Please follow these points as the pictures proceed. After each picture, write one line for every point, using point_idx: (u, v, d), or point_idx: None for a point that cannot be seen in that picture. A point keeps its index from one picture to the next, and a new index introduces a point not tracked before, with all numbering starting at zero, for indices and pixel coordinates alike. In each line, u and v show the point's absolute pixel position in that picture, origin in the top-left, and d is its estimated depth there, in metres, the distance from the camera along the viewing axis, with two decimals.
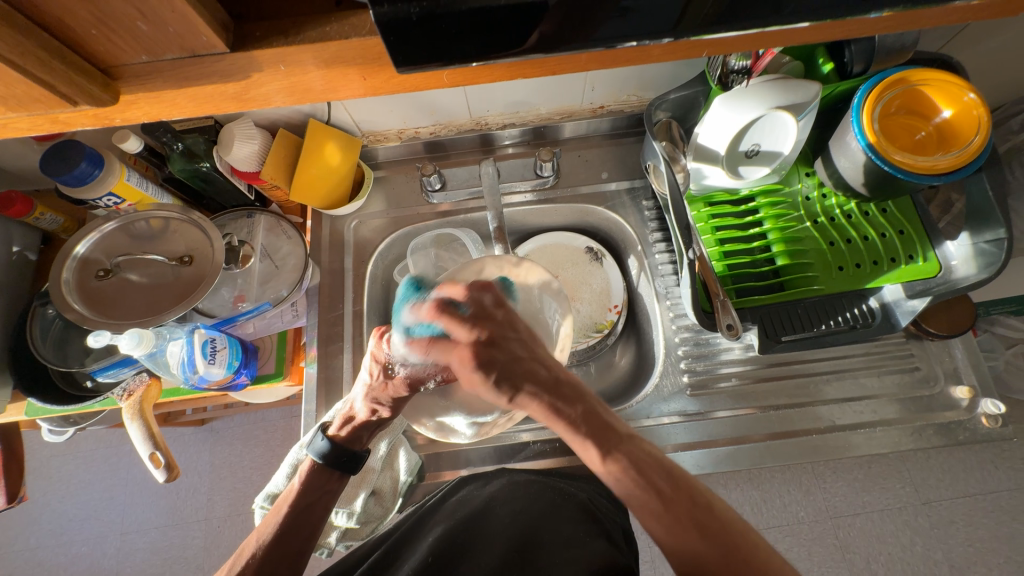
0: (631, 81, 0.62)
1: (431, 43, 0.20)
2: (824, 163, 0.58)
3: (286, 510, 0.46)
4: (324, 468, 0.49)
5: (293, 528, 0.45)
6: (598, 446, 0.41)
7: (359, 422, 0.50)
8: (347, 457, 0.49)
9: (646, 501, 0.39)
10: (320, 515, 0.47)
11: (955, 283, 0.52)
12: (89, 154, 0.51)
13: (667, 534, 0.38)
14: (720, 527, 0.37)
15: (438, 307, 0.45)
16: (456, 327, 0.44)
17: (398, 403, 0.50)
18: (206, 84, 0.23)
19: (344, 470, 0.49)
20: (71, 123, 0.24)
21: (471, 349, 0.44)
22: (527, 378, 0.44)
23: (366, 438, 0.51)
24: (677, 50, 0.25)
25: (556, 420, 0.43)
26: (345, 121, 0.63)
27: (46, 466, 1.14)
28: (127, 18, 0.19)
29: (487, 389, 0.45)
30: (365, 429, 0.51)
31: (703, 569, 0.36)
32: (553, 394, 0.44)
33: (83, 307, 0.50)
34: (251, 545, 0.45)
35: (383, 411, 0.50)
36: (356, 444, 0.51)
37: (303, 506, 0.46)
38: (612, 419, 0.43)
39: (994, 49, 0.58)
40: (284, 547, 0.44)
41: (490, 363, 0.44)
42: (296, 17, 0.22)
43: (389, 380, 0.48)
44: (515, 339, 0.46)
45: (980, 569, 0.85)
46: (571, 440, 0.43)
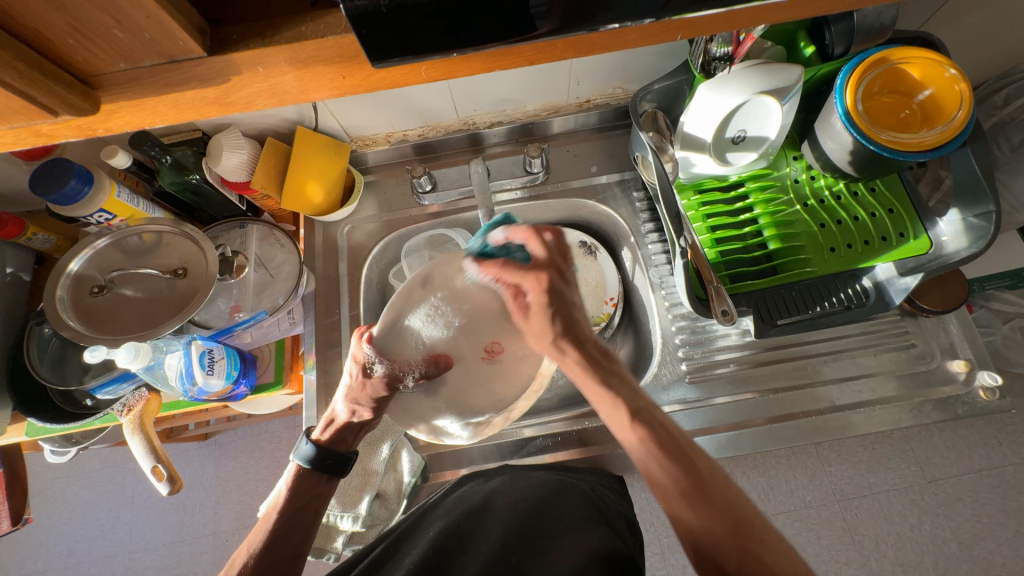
0: (616, 73, 0.62)
1: (405, 36, 0.20)
2: (810, 146, 0.58)
3: (276, 517, 0.46)
4: (310, 472, 0.48)
5: (286, 533, 0.45)
6: (627, 406, 0.43)
7: (342, 424, 0.50)
8: (334, 460, 0.49)
9: (667, 467, 0.40)
10: (311, 517, 0.47)
11: (946, 258, 0.52)
12: (78, 171, 0.51)
13: (682, 500, 0.39)
14: (727, 497, 0.38)
15: (535, 229, 0.46)
16: (540, 246, 0.46)
17: (379, 404, 0.49)
18: (186, 89, 0.23)
19: (333, 472, 0.49)
20: (54, 135, 0.24)
21: (548, 277, 0.45)
22: (578, 328, 0.46)
23: (351, 440, 0.51)
24: (653, 34, 0.26)
25: (589, 379, 0.45)
26: (333, 126, 0.64)
27: (50, 488, 1.14)
28: (102, 25, 0.20)
29: (541, 317, 0.46)
30: (349, 431, 0.51)
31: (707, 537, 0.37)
32: (593, 354, 0.46)
33: (79, 324, 0.50)
34: (242, 556, 0.45)
35: (365, 413, 0.49)
36: (343, 445, 0.51)
37: (293, 510, 0.46)
38: (643, 389, 0.45)
39: (974, 25, 0.58)
40: (277, 554, 0.44)
41: (559, 295, 0.45)
42: (272, 19, 0.23)
43: (368, 380, 0.48)
44: (576, 284, 0.47)
45: (989, 544, 0.86)
46: (599, 397, 0.44)
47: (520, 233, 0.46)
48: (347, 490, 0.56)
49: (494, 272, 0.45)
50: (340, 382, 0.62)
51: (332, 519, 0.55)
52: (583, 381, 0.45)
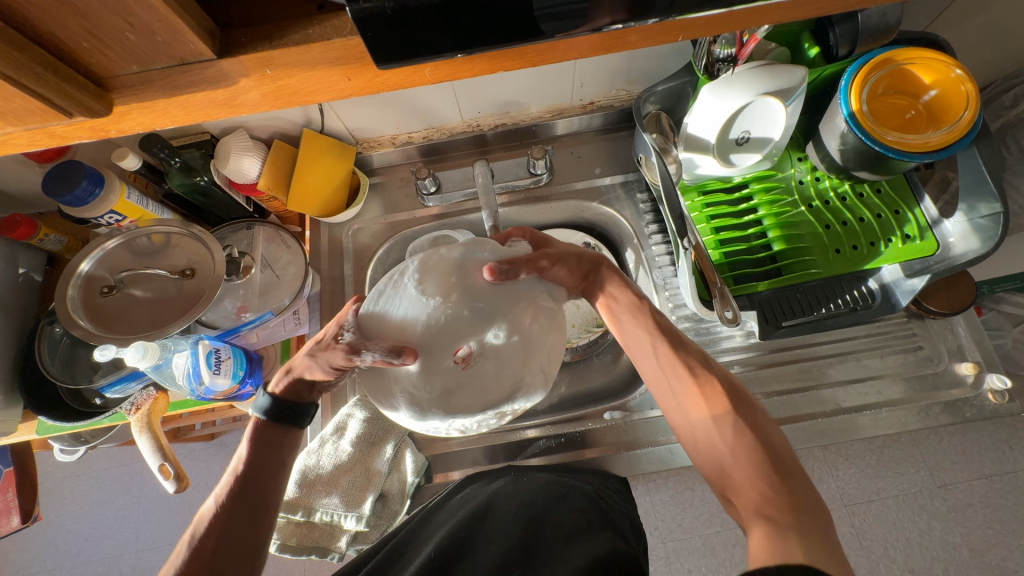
0: (619, 75, 0.62)
1: (408, 38, 0.21)
2: (815, 147, 0.58)
3: (240, 468, 0.44)
4: (273, 424, 0.47)
5: (249, 486, 0.43)
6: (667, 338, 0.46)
7: (297, 376, 0.48)
8: (292, 411, 0.47)
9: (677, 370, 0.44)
10: (276, 466, 0.45)
11: (953, 260, 0.52)
12: (89, 172, 0.52)
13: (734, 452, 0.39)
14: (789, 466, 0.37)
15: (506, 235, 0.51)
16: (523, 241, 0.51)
17: (338, 371, 0.45)
18: (197, 91, 0.23)
19: (288, 421, 0.47)
20: (68, 136, 0.24)
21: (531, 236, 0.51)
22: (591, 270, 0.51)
23: (304, 392, 0.49)
24: (656, 34, 0.26)
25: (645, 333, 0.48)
26: (338, 129, 0.64)
27: (59, 487, 1.15)
28: (115, 29, 0.20)
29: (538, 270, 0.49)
30: (304, 383, 0.49)
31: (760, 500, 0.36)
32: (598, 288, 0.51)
33: (89, 324, 0.51)
34: (209, 507, 0.43)
35: (318, 373, 0.46)
36: (297, 397, 0.48)
37: (256, 460, 0.44)
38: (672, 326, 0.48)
39: (981, 26, 0.58)
40: (244, 503, 0.43)
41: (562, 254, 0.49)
42: (279, 22, 0.23)
43: (333, 344, 0.43)
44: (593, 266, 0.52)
45: (1000, 551, 0.84)
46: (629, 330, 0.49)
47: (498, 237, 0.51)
48: (350, 490, 0.56)
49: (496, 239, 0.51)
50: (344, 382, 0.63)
51: (335, 519, 0.56)
52: (631, 336, 0.49)
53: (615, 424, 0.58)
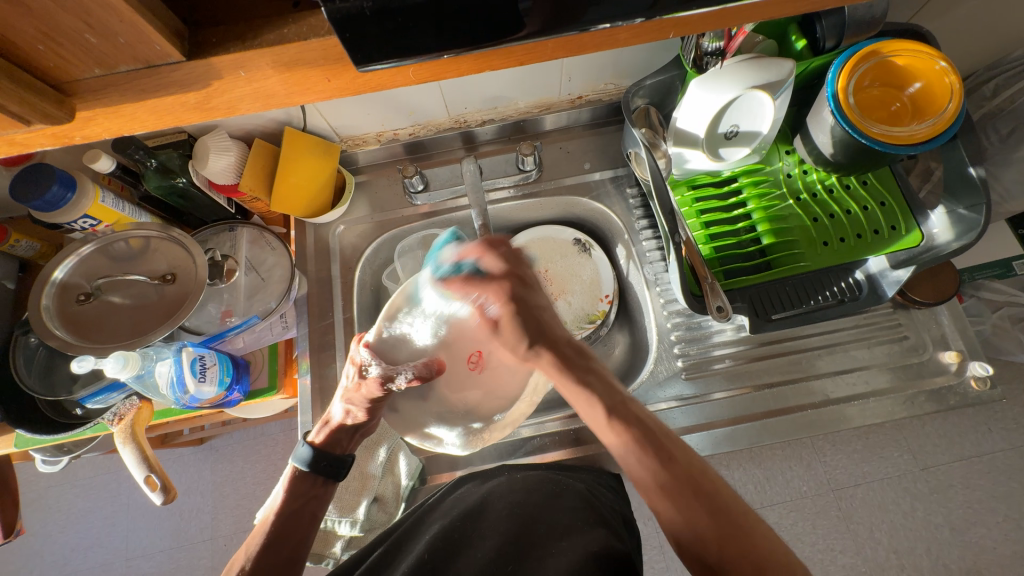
0: (607, 69, 0.62)
1: (388, 39, 0.20)
2: (803, 140, 0.58)
3: (272, 520, 0.45)
4: (307, 474, 0.48)
5: (281, 536, 0.44)
6: (605, 405, 0.43)
7: (336, 426, 0.49)
8: (328, 462, 0.48)
9: (647, 462, 0.40)
10: (308, 520, 0.46)
11: (938, 250, 0.52)
12: (60, 176, 0.50)
13: (662, 494, 0.39)
14: (715, 495, 0.38)
15: (486, 246, 0.49)
16: (495, 265, 0.49)
17: (373, 406, 0.48)
18: (166, 94, 0.22)
19: (328, 475, 0.48)
20: (28, 144, 0.23)
21: (509, 287, 0.48)
22: (548, 333, 0.48)
23: (346, 442, 0.50)
24: (644, 32, 0.25)
25: (567, 379, 0.45)
26: (322, 127, 0.63)
27: (44, 497, 1.12)
28: (74, 30, 0.19)
29: (510, 327, 0.48)
30: (344, 432, 0.50)
31: (700, 540, 0.37)
32: (567, 352, 0.47)
33: (67, 333, 0.49)
34: (241, 559, 0.44)
35: (359, 414, 0.48)
36: (337, 448, 0.50)
37: (290, 513, 0.46)
38: (620, 384, 0.46)
39: (962, 17, 0.59)
40: (275, 555, 0.43)
41: (523, 304, 0.48)
42: (253, 21, 0.22)
43: (363, 380, 0.47)
44: (539, 292, 0.50)
45: (980, 529, 0.87)
46: (578, 396, 0.45)
47: (472, 250, 0.49)
48: (344, 496, 0.55)
49: (458, 288, 0.48)
50: (334, 384, 0.62)
51: (330, 525, 0.55)
52: (561, 381, 0.46)
53: None
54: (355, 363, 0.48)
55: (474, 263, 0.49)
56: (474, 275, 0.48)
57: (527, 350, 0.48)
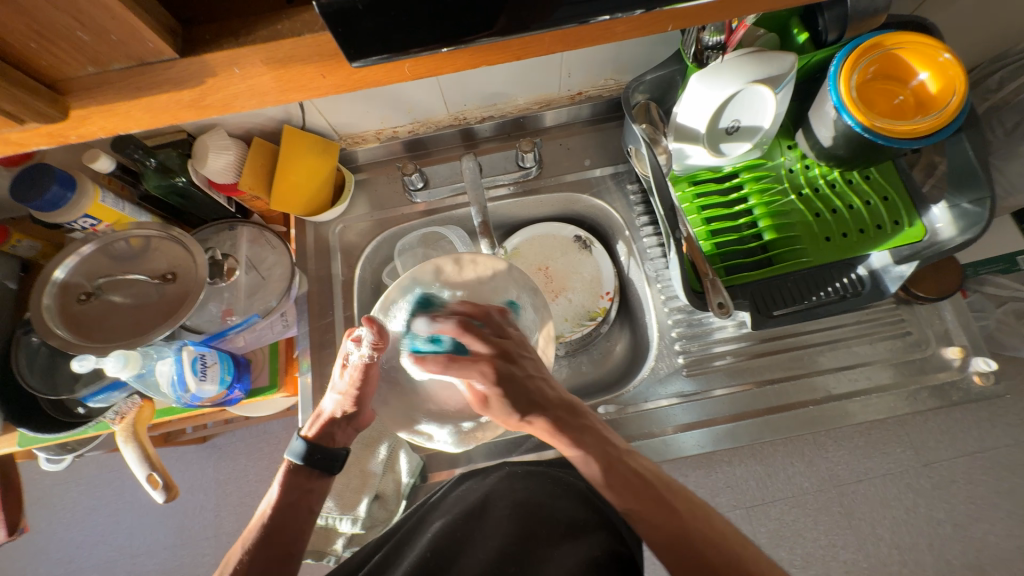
0: (607, 65, 0.61)
1: (381, 34, 0.20)
2: (805, 134, 0.57)
3: (269, 514, 0.46)
4: (301, 468, 0.48)
5: (278, 529, 0.45)
6: (600, 461, 0.44)
7: (327, 419, 0.50)
8: (323, 456, 0.48)
9: (651, 517, 0.41)
10: (304, 515, 0.46)
11: (941, 245, 0.52)
12: (59, 175, 0.50)
13: (661, 540, 0.40)
14: (722, 546, 0.39)
15: (463, 325, 0.49)
16: (476, 344, 0.48)
17: (361, 395, 0.48)
18: (159, 93, 0.22)
19: (323, 468, 0.48)
20: (24, 143, 0.23)
21: (495, 366, 0.47)
22: (540, 400, 0.48)
23: (340, 436, 0.50)
24: (640, 26, 0.25)
25: (561, 438, 0.46)
26: (320, 124, 0.62)
27: (49, 495, 1.13)
28: (66, 28, 0.19)
29: (500, 403, 0.47)
30: (337, 425, 0.50)
31: (700, 557, 0.39)
32: (562, 414, 0.47)
33: (67, 333, 0.49)
34: (236, 553, 0.44)
35: (347, 405, 0.49)
36: (334, 443, 0.50)
37: (286, 506, 0.46)
38: (617, 438, 0.47)
39: (966, 9, 0.58)
40: (270, 551, 0.43)
41: (510, 380, 0.47)
42: (247, 17, 0.22)
43: (347, 367, 0.48)
44: (527, 356, 0.50)
45: (983, 525, 0.87)
46: (575, 456, 0.45)
47: (450, 326, 0.49)
48: (345, 493, 0.55)
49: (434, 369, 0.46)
50: None
51: (329, 522, 0.55)
52: (556, 442, 0.46)
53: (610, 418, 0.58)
54: (344, 353, 0.49)
55: (453, 340, 0.49)
56: (455, 352, 0.48)
57: (520, 420, 0.47)
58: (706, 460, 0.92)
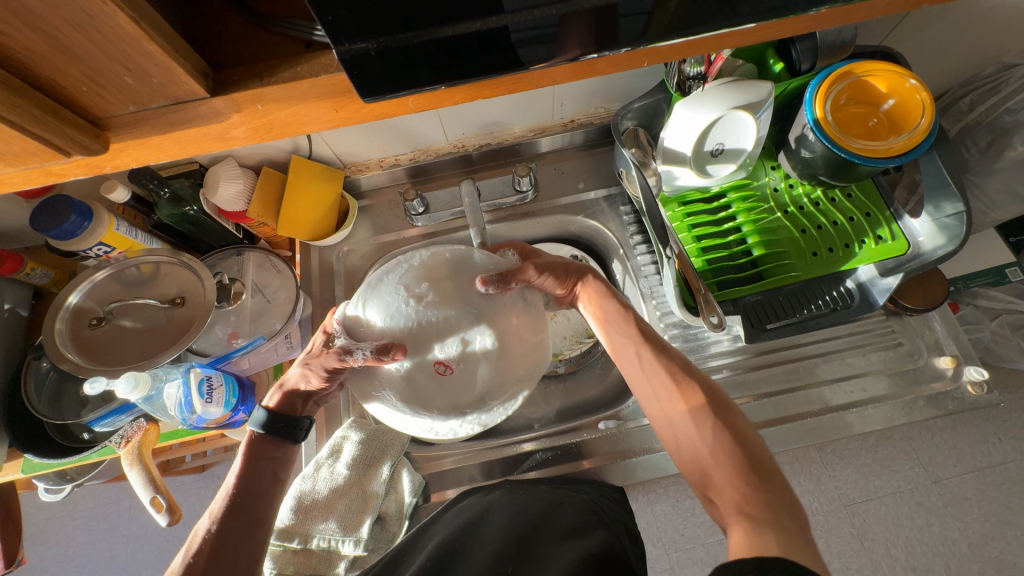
0: (597, 94, 0.65)
1: (390, 74, 0.22)
2: (787, 156, 0.60)
3: (234, 482, 0.45)
4: (261, 435, 0.48)
5: (245, 497, 0.45)
6: (657, 352, 0.49)
7: (292, 388, 0.51)
8: (286, 423, 0.49)
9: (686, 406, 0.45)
10: (269, 480, 0.47)
11: (925, 258, 0.54)
12: (78, 206, 0.52)
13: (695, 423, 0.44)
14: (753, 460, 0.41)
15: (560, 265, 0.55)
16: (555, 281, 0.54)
17: (334, 373, 0.47)
18: (191, 127, 0.24)
19: (285, 435, 0.49)
20: (63, 173, 0.25)
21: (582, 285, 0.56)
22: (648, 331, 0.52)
23: (300, 406, 0.52)
24: (622, 62, 0.28)
25: (660, 368, 0.48)
26: (327, 155, 0.65)
27: (44, 529, 1.11)
28: (113, 73, 0.21)
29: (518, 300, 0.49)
30: (298, 397, 0.52)
31: (701, 465, 0.43)
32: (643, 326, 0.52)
33: (78, 357, 0.50)
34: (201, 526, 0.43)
35: (313, 378, 0.48)
36: (293, 412, 0.51)
37: (249, 475, 0.46)
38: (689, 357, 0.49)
39: (930, 39, 0.62)
40: (239, 517, 0.44)
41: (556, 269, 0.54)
42: (270, 60, 0.24)
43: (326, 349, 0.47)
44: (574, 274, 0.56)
45: (998, 543, 0.85)
46: (623, 343, 0.52)
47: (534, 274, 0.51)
48: (348, 514, 0.55)
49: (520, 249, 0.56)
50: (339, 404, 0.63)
51: (333, 544, 0.54)
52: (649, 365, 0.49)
53: (610, 433, 0.58)
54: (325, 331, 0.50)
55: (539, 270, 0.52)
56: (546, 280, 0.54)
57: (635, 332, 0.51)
58: None
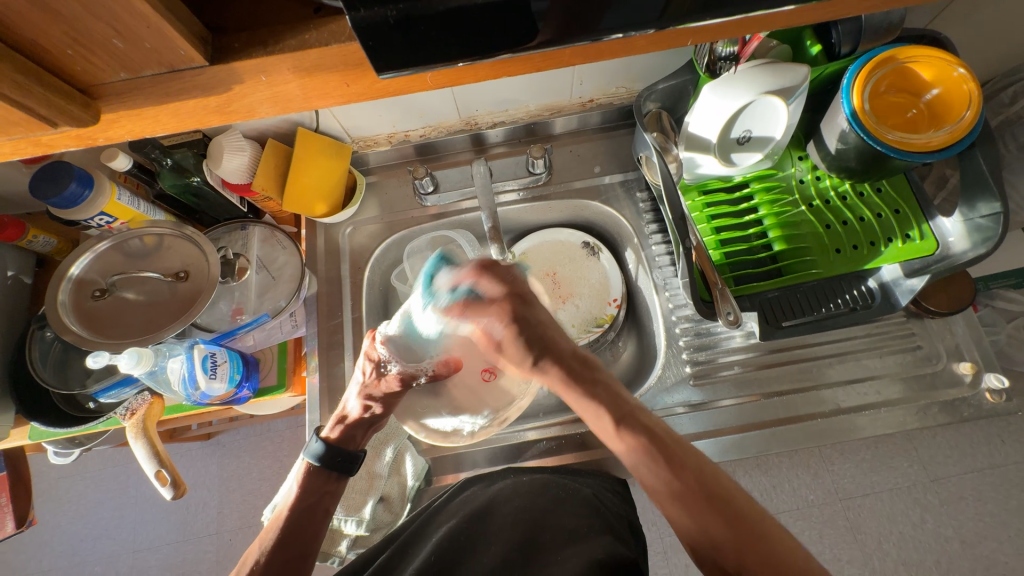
0: (619, 73, 0.61)
1: (409, 48, 0.20)
2: (816, 146, 0.57)
3: (286, 515, 0.46)
4: (319, 469, 0.48)
5: (296, 531, 0.45)
6: (611, 416, 0.44)
7: (352, 420, 0.51)
8: (342, 457, 0.49)
9: (659, 470, 0.41)
10: (321, 516, 0.47)
11: (953, 260, 0.51)
12: (79, 174, 0.50)
13: (674, 501, 0.40)
14: (729, 501, 0.39)
15: (480, 269, 0.48)
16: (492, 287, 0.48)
17: (390, 400, 0.51)
18: (188, 98, 0.23)
19: (341, 470, 0.49)
20: (54, 145, 0.23)
21: (510, 307, 0.47)
22: (552, 346, 0.48)
23: (359, 436, 0.51)
24: (660, 41, 0.25)
25: (573, 391, 0.46)
26: (334, 127, 0.63)
27: (55, 488, 1.14)
28: (102, 35, 0.19)
29: (514, 346, 0.48)
30: (358, 428, 0.51)
31: (709, 538, 0.39)
32: (573, 363, 0.48)
33: (82, 329, 0.50)
34: (254, 553, 0.45)
35: (375, 408, 0.50)
36: (350, 443, 0.51)
37: (302, 509, 0.46)
38: (626, 394, 0.46)
39: (980, 23, 0.58)
40: (287, 552, 0.44)
41: (526, 322, 0.47)
42: (274, 26, 0.22)
43: (382, 377, 0.50)
44: (539, 306, 0.50)
45: (991, 542, 0.85)
46: (586, 407, 0.45)
47: (465, 274, 0.48)
48: (351, 494, 0.56)
49: (456, 313, 0.47)
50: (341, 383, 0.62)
51: (335, 523, 0.55)
52: (566, 394, 0.47)
53: None
54: (371, 360, 0.51)
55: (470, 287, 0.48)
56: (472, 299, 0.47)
57: (533, 366, 0.48)
58: None
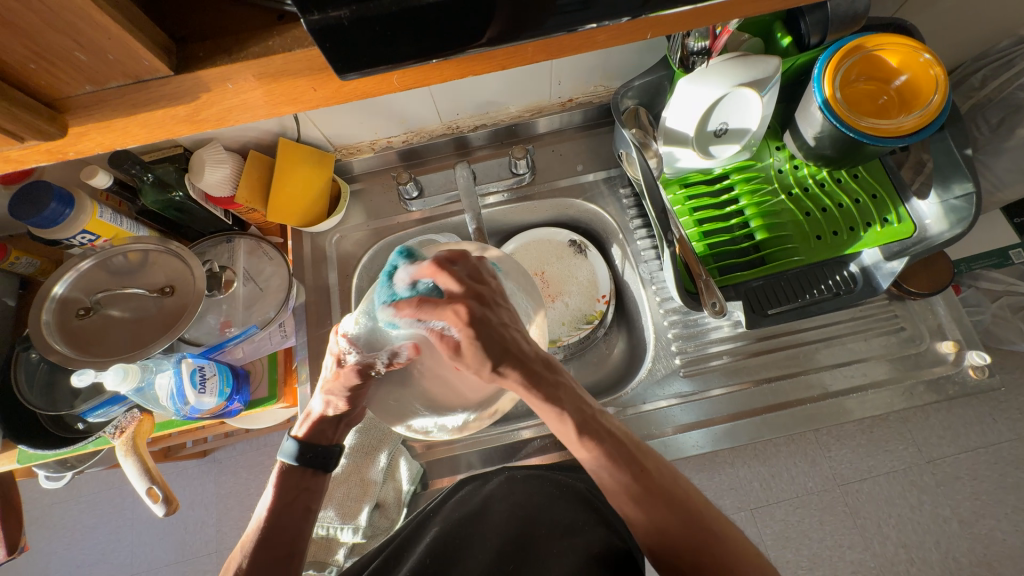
0: (596, 71, 0.62)
1: (367, 48, 0.21)
2: (792, 135, 0.58)
3: (266, 516, 0.46)
4: (295, 468, 0.49)
5: (277, 531, 0.45)
6: (576, 424, 0.43)
7: (317, 418, 0.50)
8: (315, 454, 0.49)
9: (619, 476, 0.43)
10: (303, 512, 0.47)
11: (930, 241, 0.53)
12: (58, 193, 0.50)
13: (635, 506, 0.43)
14: (689, 507, 0.43)
15: (439, 263, 0.43)
16: (452, 283, 0.42)
17: (354, 394, 0.48)
18: (156, 108, 0.23)
19: (317, 466, 0.49)
20: (24, 160, 0.24)
21: (467, 307, 0.40)
22: (514, 349, 0.42)
23: (330, 432, 0.51)
24: (621, 35, 0.26)
25: (533, 395, 0.42)
26: (315, 136, 0.63)
27: (49, 514, 1.12)
28: (65, 49, 0.19)
29: (472, 351, 0.41)
30: (328, 423, 0.51)
31: (666, 537, 0.42)
32: (537, 367, 0.43)
33: (66, 348, 0.49)
34: (237, 558, 0.44)
35: (338, 403, 0.49)
36: (323, 438, 0.50)
37: (282, 507, 0.46)
38: (590, 398, 0.45)
39: (943, 11, 0.60)
40: (270, 552, 0.44)
41: (485, 322, 0.41)
42: (239, 34, 0.22)
43: (342, 369, 0.47)
44: (504, 305, 0.44)
45: (988, 520, 0.86)
46: (548, 412, 0.43)
47: (428, 270, 0.43)
48: (345, 502, 0.57)
49: (409, 313, 0.40)
50: None
51: (332, 531, 0.57)
52: (529, 398, 0.43)
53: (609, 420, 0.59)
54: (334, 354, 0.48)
55: (431, 283, 0.43)
56: (430, 294, 0.42)
57: (493, 373, 0.41)
58: (709, 462, 0.92)
